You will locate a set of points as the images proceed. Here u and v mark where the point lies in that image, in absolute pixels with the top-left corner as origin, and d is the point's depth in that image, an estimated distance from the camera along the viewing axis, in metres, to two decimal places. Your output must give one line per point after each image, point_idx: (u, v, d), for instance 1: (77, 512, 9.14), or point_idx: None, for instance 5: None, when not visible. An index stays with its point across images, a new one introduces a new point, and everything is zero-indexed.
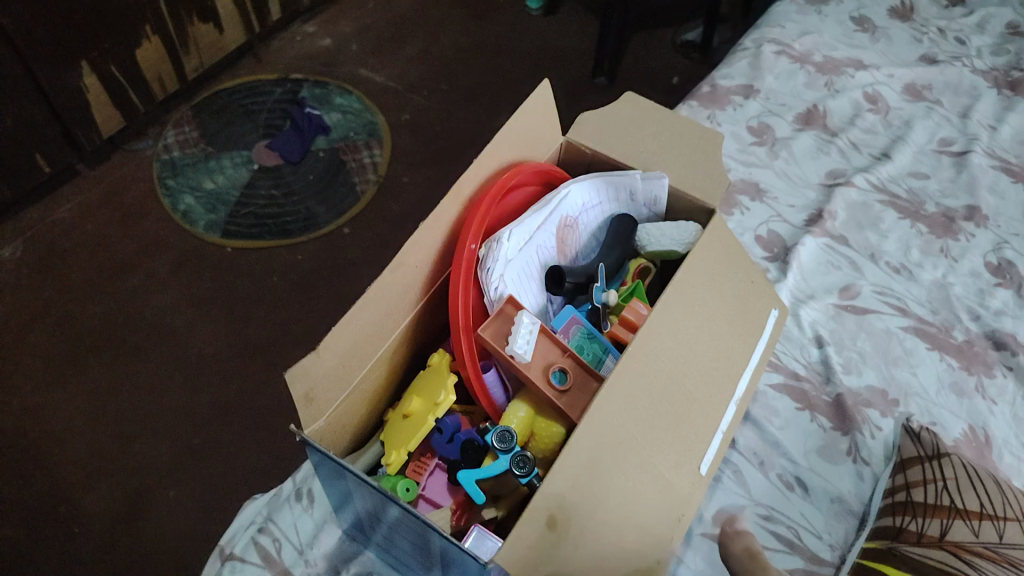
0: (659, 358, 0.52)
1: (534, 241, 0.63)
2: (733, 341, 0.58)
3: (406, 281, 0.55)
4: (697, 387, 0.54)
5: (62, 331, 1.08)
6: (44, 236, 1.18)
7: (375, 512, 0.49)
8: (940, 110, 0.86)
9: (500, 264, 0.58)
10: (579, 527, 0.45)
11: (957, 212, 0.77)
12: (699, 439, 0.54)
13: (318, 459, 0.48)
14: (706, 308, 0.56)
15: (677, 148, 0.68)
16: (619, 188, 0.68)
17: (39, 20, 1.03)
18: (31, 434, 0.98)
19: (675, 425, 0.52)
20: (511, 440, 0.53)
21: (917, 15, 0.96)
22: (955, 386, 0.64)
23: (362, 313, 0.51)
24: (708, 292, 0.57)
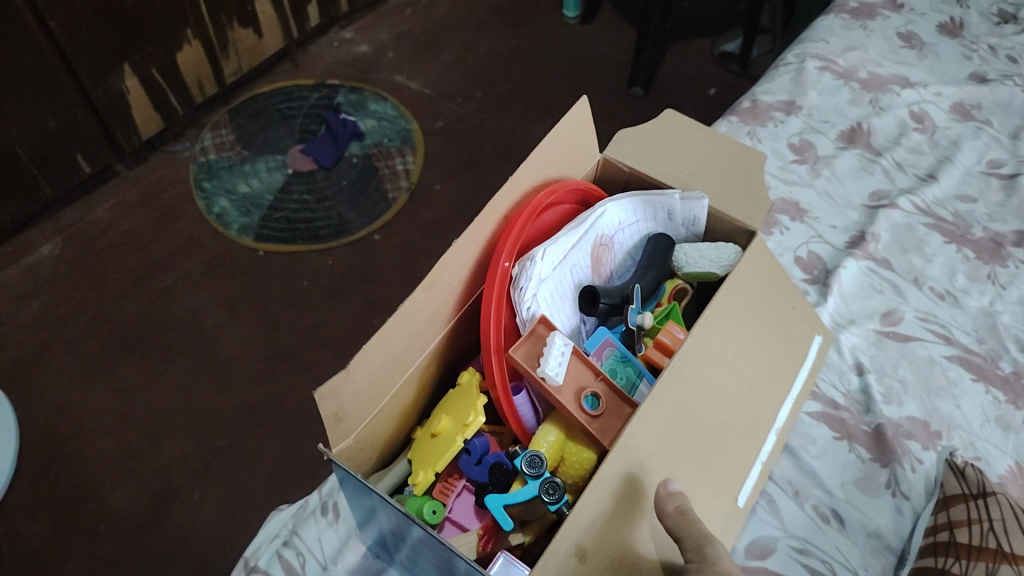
0: (695, 385, 0.50)
1: (568, 260, 0.62)
2: (773, 367, 0.57)
3: (438, 299, 0.55)
4: (734, 415, 0.53)
5: (96, 328, 1.10)
6: (82, 234, 1.20)
7: (399, 532, 0.48)
8: (989, 131, 0.83)
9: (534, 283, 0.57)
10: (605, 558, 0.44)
11: (1005, 237, 0.74)
12: (737, 470, 0.53)
13: (344, 476, 0.48)
14: (745, 334, 0.55)
15: (717, 168, 0.67)
16: (658, 208, 0.67)
17: (84, 23, 1.05)
18: (62, 429, 1.00)
19: (712, 455, 0.51)
20: (540, 466, 0.52)
21: (966, 32, 0.94)
22: (1001, 420, 0.62)
23: (393, 331, 0.50)
24: (747, 316, 0.55)
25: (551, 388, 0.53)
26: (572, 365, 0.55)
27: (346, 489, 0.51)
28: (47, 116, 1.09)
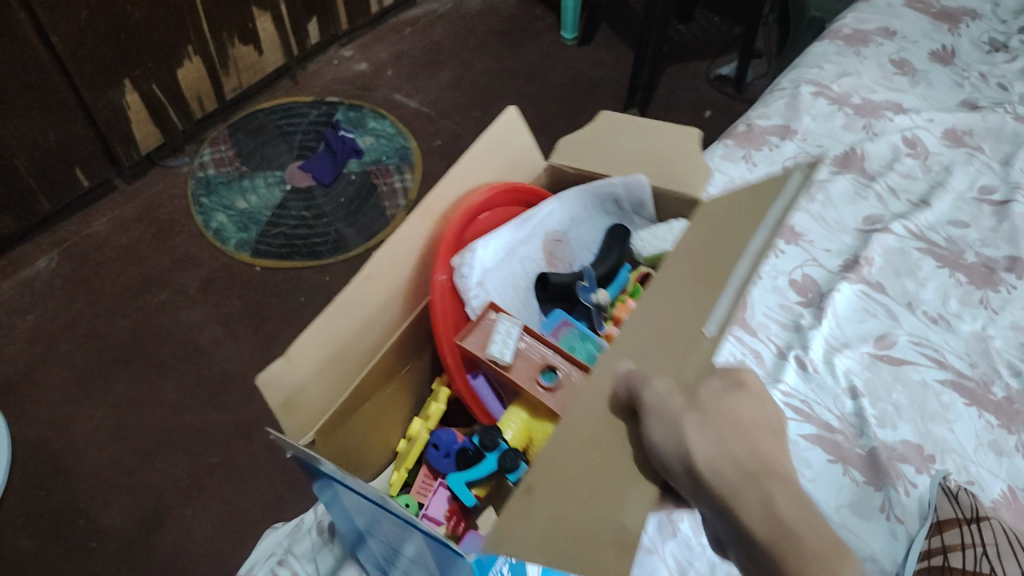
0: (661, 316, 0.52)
1: (517, 255, 0.68)
2: (741, 229, 0.54)
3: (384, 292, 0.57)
4: (703, 288, 0.51)
5: (91, 342, 1.09)
6: (78, 248, 1.20)
7: (376, 533, 0.48)
8: (981, 157, 0.84)
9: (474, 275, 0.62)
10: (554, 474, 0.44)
11: (997, 262, 0.75)
12: (699, 312, 0.49)
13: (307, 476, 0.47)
14: (703, 249, 0.55)
15: (654, 151, 0.71)
16: (603, 199, 0.72)
17: (86, 40, 1.06)
18: (54, 445, 0.99)
19: (673, 322, 0.51)
20: (496, 439, 0.60)
21: (958, 60, 0.95)
22: (994, 444, 0.62)
23: (332, 323, 0.52)
24: (699, 246, 0.56)
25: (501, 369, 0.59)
26: (524, 343, 0.61)
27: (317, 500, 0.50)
28: (47, 131, 1.10)
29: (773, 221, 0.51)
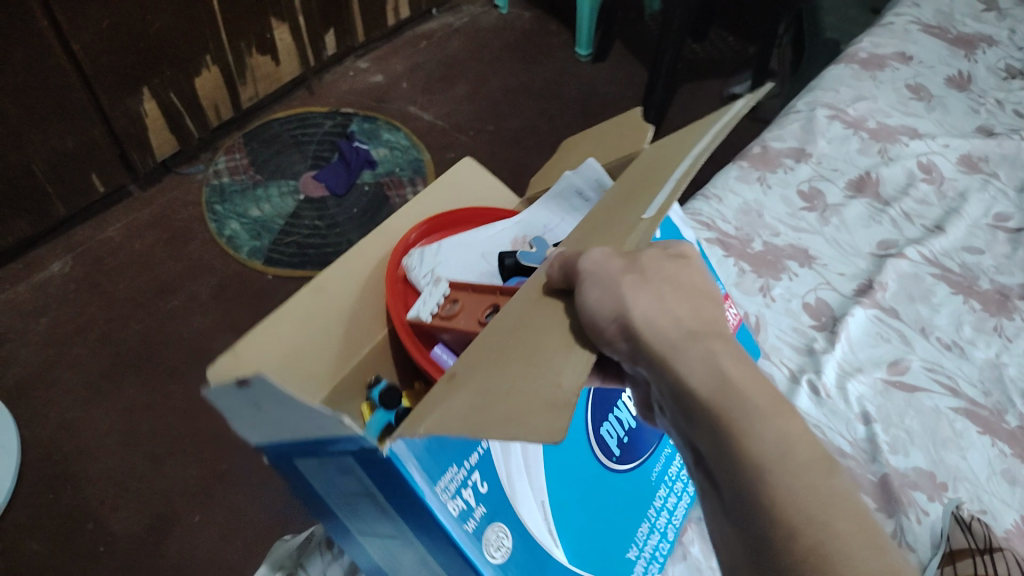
0: (591, 223, 0.48)
1: (476, 252, 0.57)
2: (691, 138, 0.49)
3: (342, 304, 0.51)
4: (645, 185, 0.47)
5: (103, 347, 1.10)
6: (93, 253, 1.21)
7: (314, 485, 0.39)
8: (996, 183, 0.85)
9: (423, 270, 0.54)
10: (480, 361, 0.36)
11: (1012, 290, 0.75)
12: (643, 203, 0.44)
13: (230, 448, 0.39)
14: (647, 159, 0.52)
15: (606, 136, 0.63)
16: (568, 196, 0.61)
17: (106, 49, 1.07)
18: (64, 448, 1.00)
19: (617, 217, 0.46)
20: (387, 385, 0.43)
21: (974, 86, 0.95)
22: (1007, 473, 0.62)
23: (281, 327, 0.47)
24: (653, 157, 0.51)
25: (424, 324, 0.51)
26: (467, 300, 0.52)
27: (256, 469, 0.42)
28: (66, 136, 1.11)
29: (717, 130, 0.47)
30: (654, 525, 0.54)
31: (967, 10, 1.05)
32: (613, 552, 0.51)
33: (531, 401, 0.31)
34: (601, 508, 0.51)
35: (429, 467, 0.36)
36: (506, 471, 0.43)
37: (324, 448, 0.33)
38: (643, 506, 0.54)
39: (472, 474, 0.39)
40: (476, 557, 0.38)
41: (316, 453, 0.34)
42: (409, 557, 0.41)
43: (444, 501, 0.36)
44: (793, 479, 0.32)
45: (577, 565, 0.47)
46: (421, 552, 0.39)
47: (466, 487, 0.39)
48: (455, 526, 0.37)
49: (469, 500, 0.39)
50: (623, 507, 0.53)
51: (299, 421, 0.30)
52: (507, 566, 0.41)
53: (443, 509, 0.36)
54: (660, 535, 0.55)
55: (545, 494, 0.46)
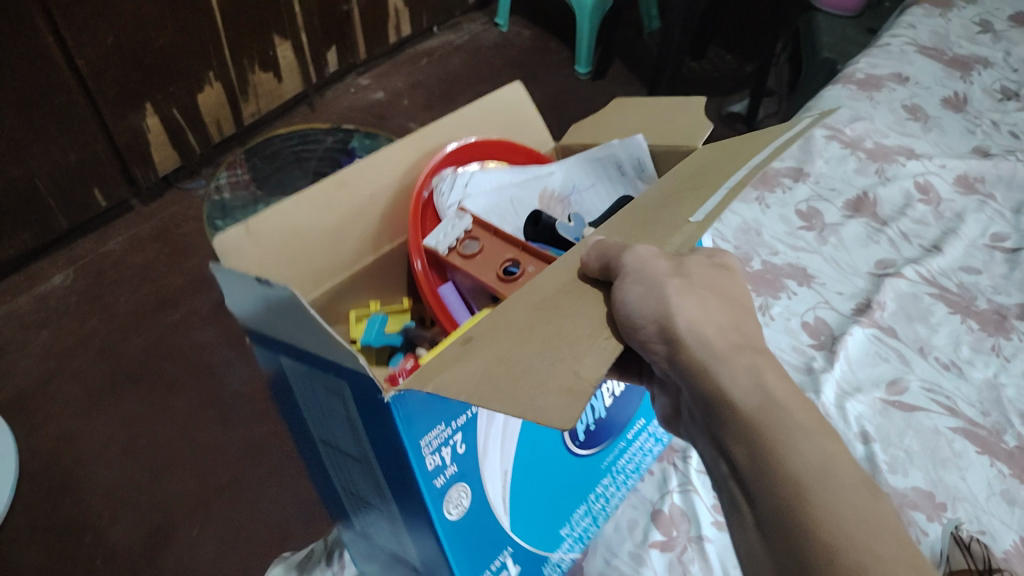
0: (634, 212, 0.51)
1: (502, 191, 0.62)
2: (743, 149, 0.51)
3: (361, 206, 0.54)
4: (694, 185, 0.49)
5: (102, 360, 1.10)
6: (93, 266, 1.22)
7: (308, 394, 0.45)
8: (993, 205, 0.85)
9: (451, 194, 0.59)
10: (507, 331, 0.38)
11: (1010, 310, 0.75)
12: (692, 199, 0.47)
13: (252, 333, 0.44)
14: (687, 169, 0.53)
15: (659, 114, 0.65)
16: (606, 165, 0.63)
17: (111, 65, 1.08)
18: (62, 461, 0.99)
19: (664, 208, 0.49)
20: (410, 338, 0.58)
21: (970, 107, 0.96)
22: (1006, 494, 0.62)
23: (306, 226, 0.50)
24: (699, 160, 0.54)
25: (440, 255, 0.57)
26: (488, 245, 0.58)
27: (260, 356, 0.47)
28: (69, 151, 1.12)
29: (776, 146, 0.49)
30: (590, 509, 0.58)
31: (962, 31, 1.07)
32: (552, 528, 0.54)
33: (550, 382, 0.33)
34: (557, 488, 0.54)
35: (419, 422, 0.39)
36: (487, 437, 0.45)
37: (333, 364, 0.38)
38: (584, 491, 0.57)
39: (456, 434, 0.42)
40: (433, 510, 0.42)
41: (323, 364, 0.39)
42: (361, 482, 0.48)
43: (421, 456, 0.40)
44: (839, 502, 0.33)
45: (519, 535, 0.50)
46: (375, 481, 0.45)
47: (447, 445, 0.42)
48: (423, 479, 0.40)
49: (445, 458, 0.42)
50: (575, 492, 0.56)
51: (320, 339, 0.35)
52: (458, 524, 0.44)
53: (418, 459, 0.40)
54: (591, 521, 0.58)
55: (510, 464, 0.48)
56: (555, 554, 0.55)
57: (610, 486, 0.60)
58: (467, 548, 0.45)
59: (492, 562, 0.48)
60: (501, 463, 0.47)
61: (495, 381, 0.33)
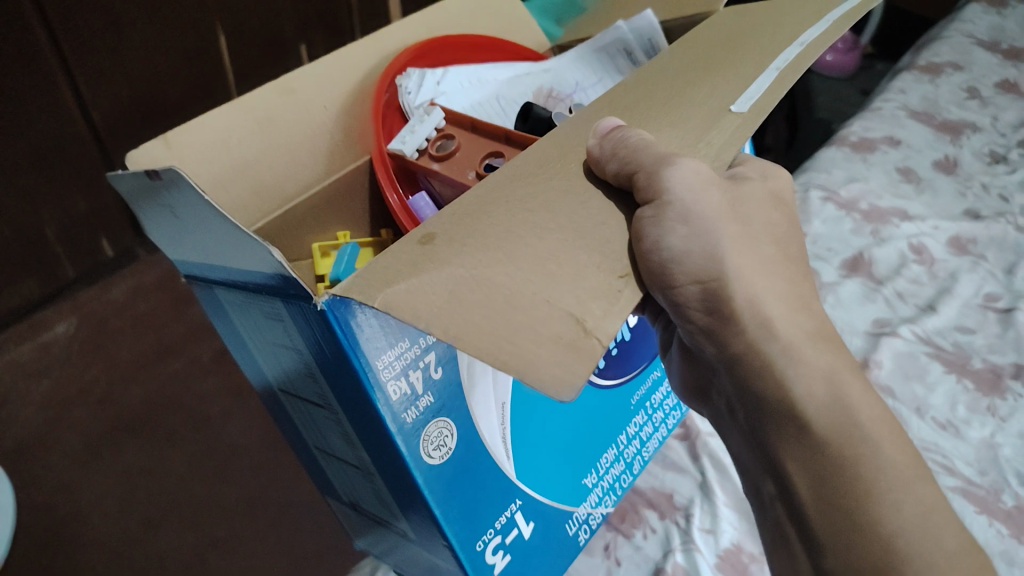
0: (658, 76, 0.61)
1: (489, 82, 0.74)
2: (781, 33, 0.63)
3: (311, 111, 0.64)
4: (731, 59, 0.60)
5: (103, 410, 1.11)
6: (97, 315, 1.23)
7: (262, 326, 0.50)
8: (985, 265, 0.87)
9: (418, 93, 0.69)
10: (472, 234, 0.41)
11: (1004, 369, 0.77)
12: (743, 69, 0.58)
13: (204, 269, 0.51)
14: (718, 42, 0.64)
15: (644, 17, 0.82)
16: (613, 50, 0.79)
17: (122, 117, 1.11)
18: (58, 512, 0.99)
19: (702, 72, 0.59)
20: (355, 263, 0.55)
21: (961, 169, 0.99)
22: (1006, 554, 0.63)
23: (258, 134, 0.60)
24: (723, 36, 0.66)
25: (407, 158, 0.64)
26: (463, 143, 0.66)
27: (201, 298, 0.55)
28: (79, 201, 1.15)
29: (814, 33, 0.61)
30: (621, 457, 0.69)
31: (951, 97, 1.10)
32: (573, 480, 0.63)
33: (545, 332, 0.34)
34: (560, 430, 0.61)
35: (377, 343, 0.43)
36: (466, 372, 0.49)
37: (266, 281, 0.44)
38: (613, 434, 0.68)
39: (425, 359, 0.46)
40: (404, 441, 0.46)
41: (258, 282, 0.46)
42: (326, 427, 0.54)
43: (381, 380, 0.44)
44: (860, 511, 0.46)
45: (526, 487, 0.57)
46: (335, 418, 0.51)
47: (414, 369, 0.45)
48: (388, 407, 0.44)
49: (415, 384, 0.46)
50: (592, 448, 0.65)
51: (237, 240, 0.42)
52: (441, 461, 0.49)
53: (377, 383, 0.43)
54: (625, 468, 0.70)
55: (506, 397, 0.53)
56: (580, 507, 0.64)
57: (645, 423, 0.72)
58: (452, 490, 0.50)
59: (496, 521, 0.55)
60: (496, 402, 0.52)
61: (461, 301, 0.36)
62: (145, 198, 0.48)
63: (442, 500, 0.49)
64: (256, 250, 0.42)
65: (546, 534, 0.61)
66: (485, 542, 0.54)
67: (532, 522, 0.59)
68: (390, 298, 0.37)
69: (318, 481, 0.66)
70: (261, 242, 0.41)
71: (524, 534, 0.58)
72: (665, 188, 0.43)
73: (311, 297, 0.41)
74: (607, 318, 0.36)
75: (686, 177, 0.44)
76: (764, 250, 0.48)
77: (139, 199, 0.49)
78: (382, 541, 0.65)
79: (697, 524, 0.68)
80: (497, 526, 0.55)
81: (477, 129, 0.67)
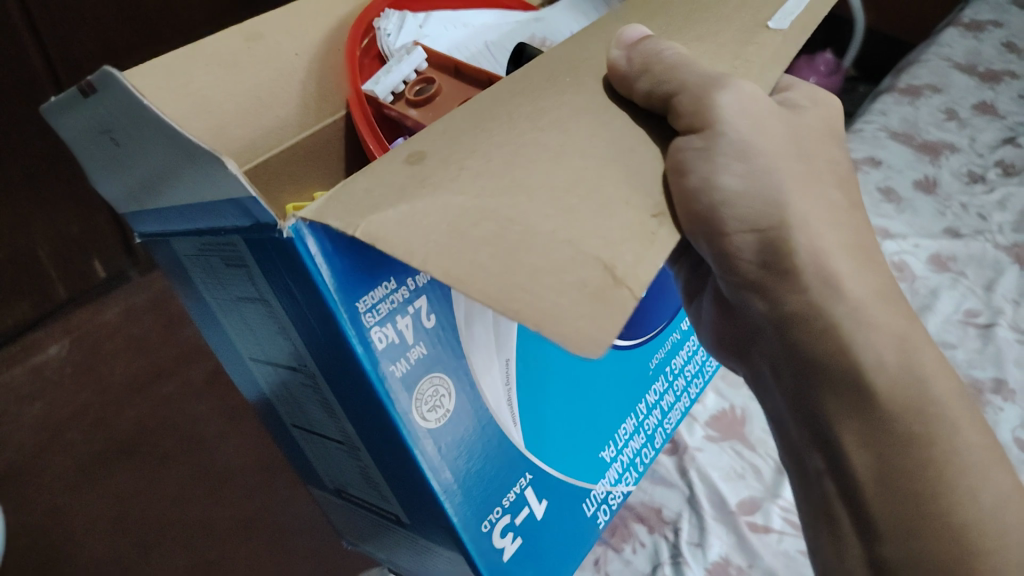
0: None
1: (469, 26, 0.74)
2: None
3: (280, 56, 0.63)
4: None
5: (96, 433, 1.11)
6: (90, 337, 1.23)
7: (227, 283, 0.49)
8: (965, 282, 0.89)
9: (398, 35, 0.68)
10: (472, 156, 0.40)
11: (985, 383, 0.78)
12: None
13: (163, 220, 0.49)
14: None
15: None
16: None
17: None
18: (50, 536, 0.99)
19: None
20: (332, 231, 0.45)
21: (940, 189, 1.02)
22: None
23: (222, 76, 0.59)
24: None
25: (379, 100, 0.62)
26: (444, 87, 0.63)
27: (195, 307, 0.58)
28: (73, 222, 1.15)
29: None
30: (642, 431, 0.70)
31: (930, 119, 1.13)
32: (591, 454, 0.62)
33: (570, 279, 0.32)
34: (569, 399, 0.59)
35: (353, 285, 0.40)
36: (462, 321, 0.47)
37: (228, 214, 0.41)
38: (629, 407, 0.67)
39: (415, 304, 0.43)
40: (394, 397, 0.42)
41: (219, 221, 0.43)
42: (308, 403, 0.53)
43: (363, 326, 0.41)
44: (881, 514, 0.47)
45: (539, 460, 0.55)
46: (313, 384, 0.49)
47: (403, 316, 0.43)
48: (374, 356, 0.41)
49: (403, 334, 0.43)
50: (608, 421, 0.64)
51: (185, 160, 0.38)
52: (439, 419, 0.46)
53: (361, 329, 0.40)
54: (647, 440, 0.71)
55: (511, 353, 0.52)
56: (599, 485, 0.63)
57: (665, 389, 0.73)
58: (452, 457, 0.47)
59: (504, 500, 0.51)
60: (497, 358, 0.50)
61: (465, 235, 0.35)
62: (89, 133, 0.42)
63: (445, 467, 0.46)
64: (216, 172, 0.37)
65: (561, 514, 0.58)
66: (496, 523, 0.50)
67: (545, 501, 0.56)
68: (373, 227, 0.35)
69: (306, 472, 0.67)
70: (220, 155, 0.36)
71: (537, 514, 0.55)
72: (701, 121, 0.42)
73: (274, 223, 0.38)
74: (640, 265, 0.34)
75: (741, 101, 0.43)
76: (810, 191, 0.46)
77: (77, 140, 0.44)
78: (379, 535, 0.64)
79: (686, 538, 0.70)
80: (506, 505, 0.51)
81: (460, 72, 0.64)
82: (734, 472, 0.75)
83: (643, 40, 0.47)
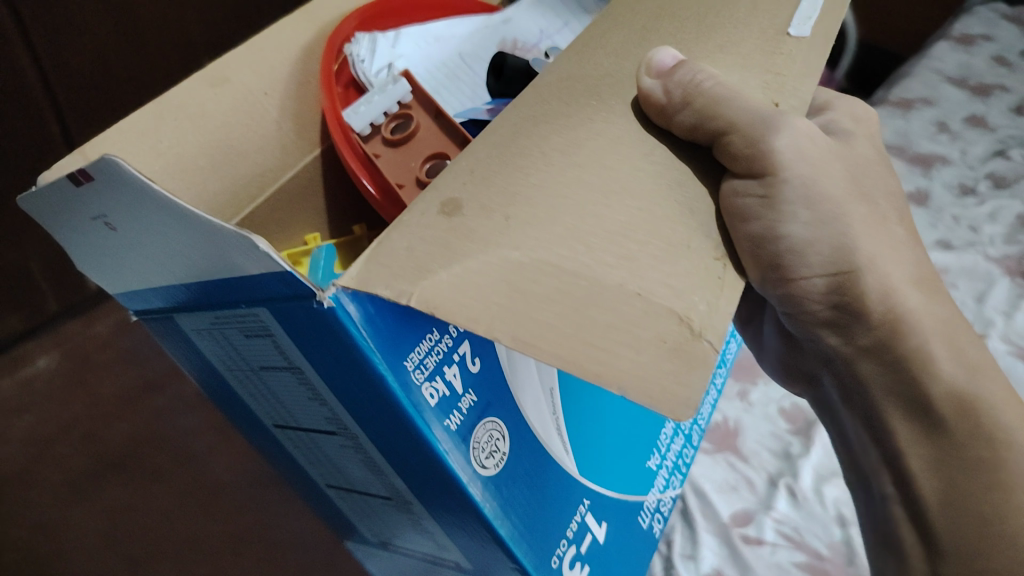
0: None
1: (439, 39, 0.74)
2: None
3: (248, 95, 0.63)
4: None
5: (85, 447, 1.10)
6: (79, 347, 1.21)
7: (240, 345, 0.48)
8: (955, 294, 0.90)
9: (372, 60, 0.68)
10: (515, 203, 0.40)
11: None
12: None
13: (161, 297, 0.50)
14: None
15: None
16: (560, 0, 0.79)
17: None
18: (41, 552, 0.99)
19: None
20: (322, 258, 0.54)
21: (931, 203, 1.03)
22: None
23: (189, 128, 0.59)
24: None
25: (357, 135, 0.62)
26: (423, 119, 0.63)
27: (195, 361, 0.57)
28: None
29: None
30: (688, 437, 0.72)
31: (922, 132, 1.14)
32: (634, 494, 0.61)
33: (645, 335, 0.34)
34: (609, 436, 0.58)
35: (400, 342, 0.39)
36: (505, 357, 0.46)
37: (255, 286, 0.40)
38: (651, 443, 0.65)
39: (459, 351, 0.42)
40: (451, 452, 0.41)
41: (241, 296, 0.42)
42: (344, 459, 0.52)
43: (414, 382, 0.39)
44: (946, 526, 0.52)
45: (591, 484, 0.55)
46: (356, 446, 0.49)
47: (449, 365, 0.42)
48: (427, 413, 0.40)
49: (452, 384, 0.42)
50: (648, 431, 0.64)
51: (186, 232, 0.40)
52: (497, 468, 0.44)
53: (410, 388, 0.39)
54: (686, 442, 0.72)
55: (553, 381, 0.51)
56: (650, 496, 0.64)
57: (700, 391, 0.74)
58: (515, 497, 0.45)
59: (569, 530, 0.51)
60: (543, 389, 0.50)
61: (528, 293, 0.36)
62: (78, 216, 0.46)
63: (510, 511, 0.45)
64: (225, 242, 0.38)
65: (613, 544, 0.57)
66: (563, 555, 0.50)
67: (604, 524, 0.56)
68: (428, 294, 0.35)
69: (342, 525, 0.66)
70: (244, 231, 0.36)
71: (597, 535, 0.55)
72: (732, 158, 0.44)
73: (311, 293, 0.36)
74: (712, 314, 0.36)
75: (797, 141, 0.45)
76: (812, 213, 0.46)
77: (70, 215, 0.46)
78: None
79: (678, 550, 0.70)
80: (571, 535, 0.51)
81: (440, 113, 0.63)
82: (727, 485, 0.74)
83: (677, 66, 0.46)
